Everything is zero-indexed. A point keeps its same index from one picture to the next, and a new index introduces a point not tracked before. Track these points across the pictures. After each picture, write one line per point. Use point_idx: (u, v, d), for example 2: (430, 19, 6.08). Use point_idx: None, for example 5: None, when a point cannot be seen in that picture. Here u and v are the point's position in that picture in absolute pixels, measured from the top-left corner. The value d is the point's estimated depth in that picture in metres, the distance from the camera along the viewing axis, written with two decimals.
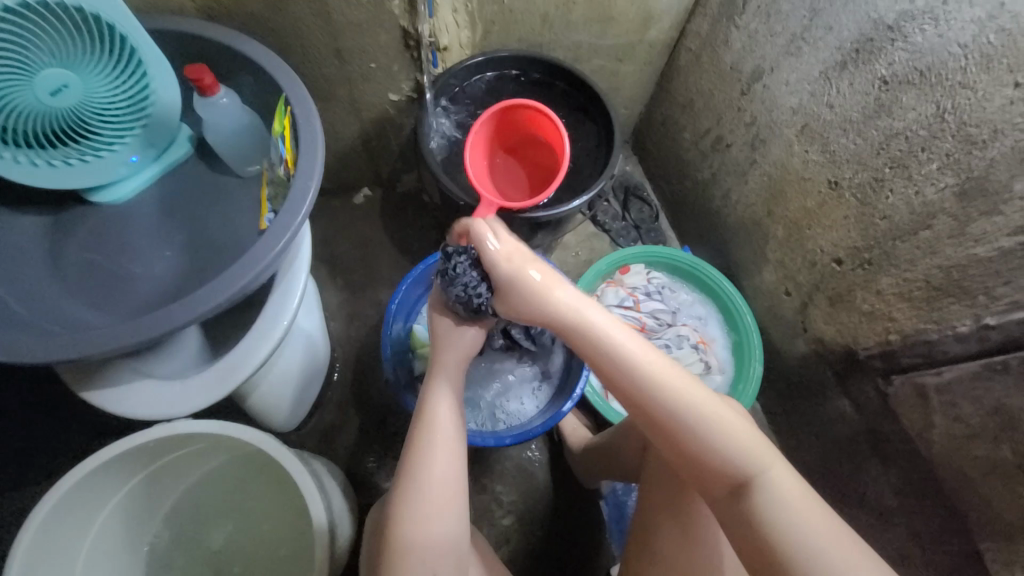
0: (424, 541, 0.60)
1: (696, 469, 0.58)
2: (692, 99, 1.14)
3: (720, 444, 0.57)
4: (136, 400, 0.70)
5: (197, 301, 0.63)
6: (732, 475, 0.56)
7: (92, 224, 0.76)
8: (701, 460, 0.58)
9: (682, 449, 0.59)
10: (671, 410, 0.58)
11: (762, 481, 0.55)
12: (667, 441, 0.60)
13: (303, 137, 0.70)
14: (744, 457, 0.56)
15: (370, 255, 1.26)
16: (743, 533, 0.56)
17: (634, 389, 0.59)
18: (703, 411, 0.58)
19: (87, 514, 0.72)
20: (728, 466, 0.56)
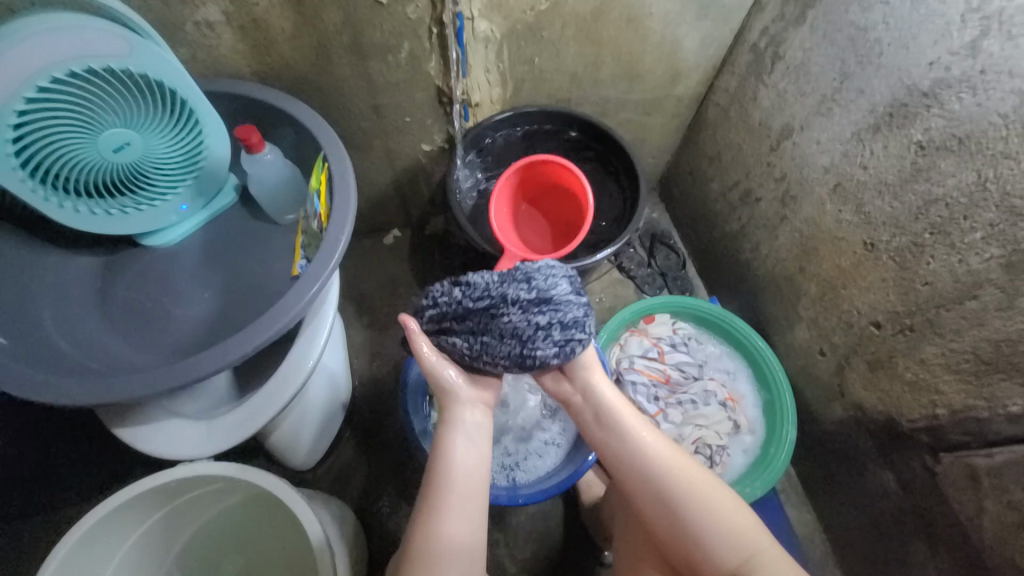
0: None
1: (692, 551, 0.62)
2: (719, 152, 1.14)
3: (719, 525, 0.62)
4: (163, 439, 0.73)
5: (225, 350, 0.66)
6: (734, 555, 0.61)
7: (139, 266, 0.81)
8: (701, 541, 0.62)
9: (682, 531, 0.63)
10: (676, 490, 0.64)
11: (760, 561, 0.60)
12: (666, 520, 0.64)
13: (338, 193, 0.74)
14: (742, 536, 0.62)
15: (397, 294, 1.29)
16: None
17: (642, 472, 0.65)
18: (706, 492, 0.64)
19: (107, 551, 0.73)
20: (731, 546, 0.61)
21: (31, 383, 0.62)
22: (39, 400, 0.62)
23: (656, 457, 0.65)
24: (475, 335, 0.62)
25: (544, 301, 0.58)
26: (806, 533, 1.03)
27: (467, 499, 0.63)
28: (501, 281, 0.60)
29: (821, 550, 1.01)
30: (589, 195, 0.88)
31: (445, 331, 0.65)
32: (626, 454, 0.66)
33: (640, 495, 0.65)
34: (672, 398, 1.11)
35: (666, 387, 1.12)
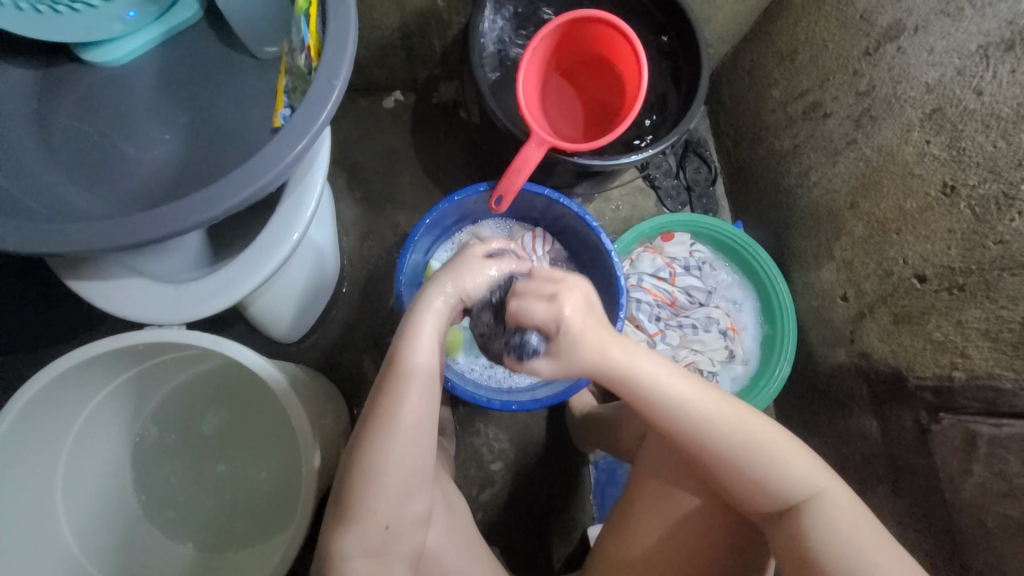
0: (420, 397, 0.58)
1: (747, 492, 0.62)
2: (795, 50, 0.95)
3: (783, 469, 0.61)
4: (124, 298, 0.64)
5: (190, 208, 0.54)
6: (787, 498, 0.61)
7: (82, 88, 0.65)
8: (763, 484, 0.61)
9: (742, 479, 0.61)
10: (743, 439, 0.61)
11: (817, 502, 0.60)
12: (725, 471, 0.62)
13: (332, 20, 0.57)
14: (803, 481, 0.60)
15: (393, 169, 1.15)
16: (792, 550, 0.60)
17: (699, 422, 0.61)
18: (775, 439, 0.62)
19: (81, 397, 0.70)
20: (790, 489, 0.60)
21: None
22: None
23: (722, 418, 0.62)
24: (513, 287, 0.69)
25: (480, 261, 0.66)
26: None
27: (429, 391, 0.59)
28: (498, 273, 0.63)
29: None
30: (642, 70, 0.71)
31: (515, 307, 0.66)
32: (686, 408, 0.61)
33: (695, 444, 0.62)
34: (673, 320, 1.07)
35: (669, 309, 1.07)
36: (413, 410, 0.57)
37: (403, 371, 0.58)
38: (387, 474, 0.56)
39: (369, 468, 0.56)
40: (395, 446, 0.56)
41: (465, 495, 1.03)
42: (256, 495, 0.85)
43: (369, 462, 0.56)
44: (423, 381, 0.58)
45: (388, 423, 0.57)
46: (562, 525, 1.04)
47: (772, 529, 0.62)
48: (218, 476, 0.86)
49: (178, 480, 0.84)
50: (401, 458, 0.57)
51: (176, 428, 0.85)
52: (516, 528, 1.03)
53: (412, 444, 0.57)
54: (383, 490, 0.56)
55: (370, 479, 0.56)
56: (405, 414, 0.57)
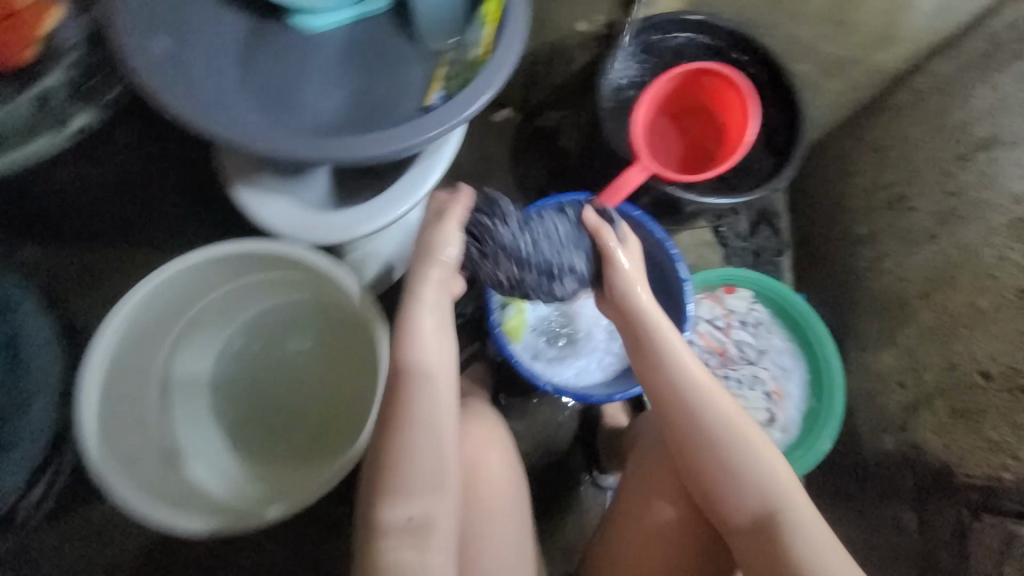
0: (434, 396, 0.64)
1: (719, 488, 0.65)
2: (886, 144, 1.02)
3: (762, 474, 0.64)
4: (271, 211, 0.75)
5: (361, 147, 0.66)
6: (761, 504, 0.63)
7: (283, 40, 0.78)
8: (739, 484, 0.64)
9: (723, 474, 0.65)
10: (724, 434, 0.66)
11: (788, 513, 0.62)
12: (711, 462, 0.66)
13: (508, 28, 0.69)
14: (779, 488, 0.64)
15: (488, 174, 1.26)
16: (760, 554, 0.62)
17: (683, 404, 0.68)
18: (758, 443, 0.66)
19: (202, 286, 0.81)
20: (762, 493, 0.63)
21: (184, 109, 0.64)
22: (189, 127, 0.64)
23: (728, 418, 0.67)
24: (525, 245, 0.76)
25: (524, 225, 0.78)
26: None
27: (444, 385, 0.66)
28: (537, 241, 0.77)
29: None
30: (753, 125, 0.79)
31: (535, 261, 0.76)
32: (704, 398, 0.68)
33: (676, 425, 0.68)
34: (720, 370, 1.09)
35: (718, 358, 1.09)
36: (427, 403, 0.64)
37: (410, 372, 0.65)
38: (417, 457, 0.61)
39: (401, 442, 0.62)
40: (413, 429, 0.62)
41: None
42: (303, 433, 0.90)
43: (398, 441, 0.62)
44: (430, 351, 0.67)
45: (410, 409, 0.63)
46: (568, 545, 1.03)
47: (742, 537, 0.64)
48: (277, 401, 0.91)
49: (245, 395, 0.90)
50: (426, 438, 0.62)
51: (256, 349, 0.92)
52: None
53: (428, 431, 0.63)
54: (412, 471, 0.61)
55: (399, 456, 0.61)
56: (419, 396, 0.64)
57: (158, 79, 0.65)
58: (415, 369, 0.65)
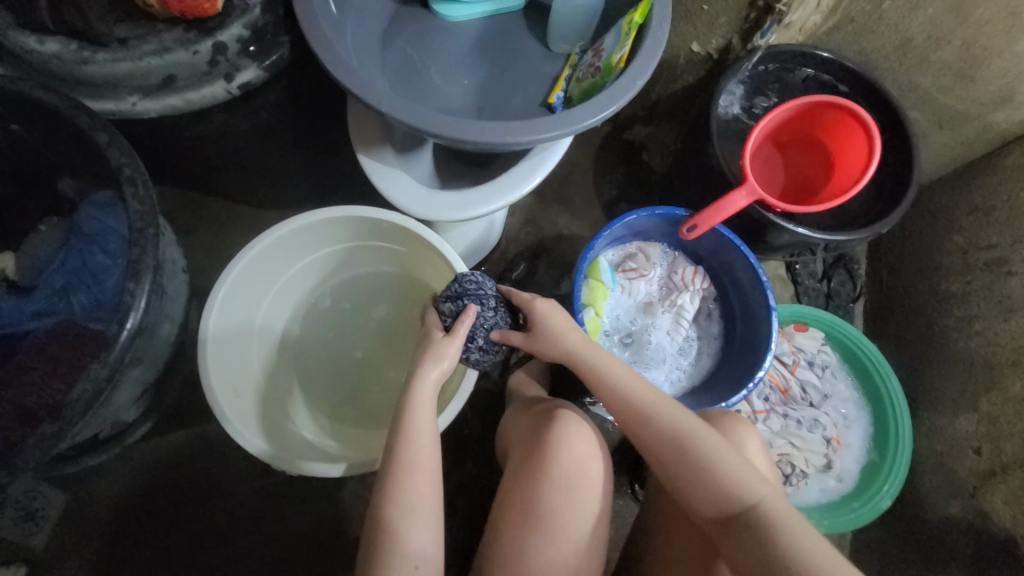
0: (425, 418, 0.65)
1: (693, 493, 0.65)
2: (989, 205, 1.00)
3: (731, 475, 0.64)
4: (390, 183, 0.79)
5: (503, 131, 0.68)
6: (722, 504, 0.63)
7: (422, 25, 0.82)
8: (706, 485, 0.64)
9: (681, 478, 0.66)
10: (682, 437, 0.67)
11: (762, 512, 0.61)
12: (677, 471, 0.66)
13: (650, 36, 0.71)
14: (748, 489, 0.63)
15: (569, 179, 1.28)
16: (744, 555, 0.60)
17: (639, 420, 0.70)
18: (689, 428, 0.67)
19: (309, 244, 0.85)
20: (731, 493, 0.63)
21: (345, 70, 0.66)
22: (346, 88, 0.66)
23: (649, 407, 0.70)
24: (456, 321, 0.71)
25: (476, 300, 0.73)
26: None
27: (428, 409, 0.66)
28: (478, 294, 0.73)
29: None
30: (873, 163, 0.78)
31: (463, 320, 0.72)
32: (625, 395, 0.71)
33: (638, 437, 0.70)
34: (779, 407, 1.07)
35: (780, 395, 1.08)
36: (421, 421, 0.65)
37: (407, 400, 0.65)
38: (424, 463, 0.63)
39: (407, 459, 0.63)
40: (418, 446, 0.64)
41: None
42: (374, 400, 0.92)
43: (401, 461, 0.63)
44: (429, 396, 0.66)
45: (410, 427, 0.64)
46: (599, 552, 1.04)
47: (724, 542, 0.62)
48: (353, 362, 0.95)
49: (323, 354, 0.94)
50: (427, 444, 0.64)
51: (340, 311, 0.96)
52: None
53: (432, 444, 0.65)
54: (421, 477, 0.63)
55: (401, 460, 0.63)
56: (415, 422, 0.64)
57: (318, 28, 0.67)
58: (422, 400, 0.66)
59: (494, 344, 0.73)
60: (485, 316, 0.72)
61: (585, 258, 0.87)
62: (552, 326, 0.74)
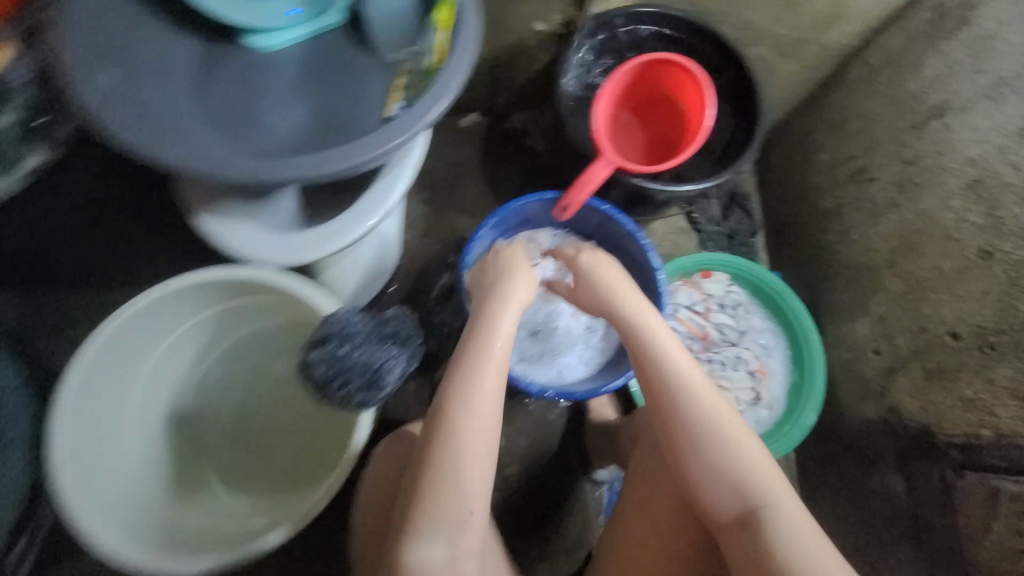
0: (478, 419, 0.65)
1: (708, 488, 0.65)
2: (843, 120, 1.04)
3: (745, 473, 0.64)
4: (233, 238, 0.74)
5: (326, 159, 0.65)
6: (739, 496, 0.64)
7: (238, 63, 0.77)
8: (727, 479, 0.64)
9: (700, 468, 0.66)
10: (722, 433, 0.66)
11: (771, 510, 0.62)
12: (703, 460, 0.66)
13: (459, 34, 0.70)
14: (762, 487, 0.63)
15: (460, 180, 1.26)
16: (741, 551, 0.62)
17: (671, 400, 0.68)
18: (727, 424, 0.66)
19: (168, 320, 0.80)
20: (747, 490, 0.63)
21: (140, 137, 0.63)
22: (149, 158, 0.63)
23: (685, 389, 0.68)
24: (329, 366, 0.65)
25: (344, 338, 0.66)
26: None
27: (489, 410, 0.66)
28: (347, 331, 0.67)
29: None
30: (709, 114, 0.80)
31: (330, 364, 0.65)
32: (675, 373, 0.69)
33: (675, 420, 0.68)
34: (703, 353, 1.11)
35: (701, 342, 1.12)
36: (479, 424, 0.64)
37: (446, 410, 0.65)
38: (466, 445, 0.63)
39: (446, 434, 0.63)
40: (468, 424, 0.64)
41: None
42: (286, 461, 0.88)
43: (445, 439, 0.63)
44: (494, 392, 0.67)
45: (464, 406, 0.65)
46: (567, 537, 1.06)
47: (726, 533, 0.64)
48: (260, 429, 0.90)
49: (225, 428, 0.90)
50: (483, 418, 0.65)
51: (234, 378, 0.91)
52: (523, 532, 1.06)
53: (485, 424, 0.65)
54: (472, 457, 0.63)
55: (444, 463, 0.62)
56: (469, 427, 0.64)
57: (106, 106, 0.64)
58: (479, 385, 0.66)
59: (371, 385, 0.65)
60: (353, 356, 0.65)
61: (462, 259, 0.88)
62: (637, 315, 0.72)
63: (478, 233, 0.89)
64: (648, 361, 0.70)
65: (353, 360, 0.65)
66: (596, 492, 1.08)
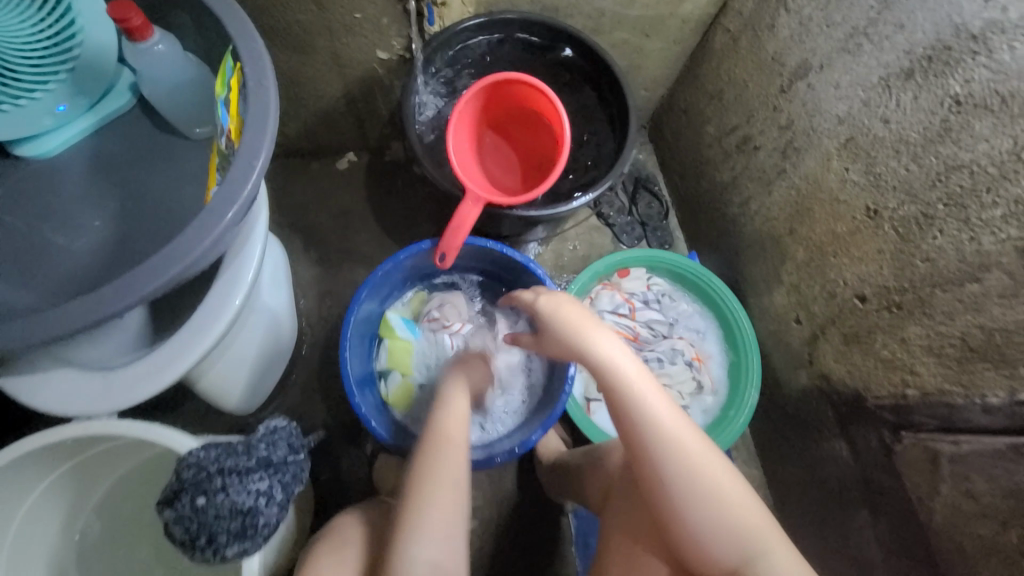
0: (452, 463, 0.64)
1: (701, 547, 0.58)
2: (720, 90, 1.00)
3: (741, 527, 0.58)
4: (53, 393, 0.62)
5: (105, 298, 0.52)
6: (732, 550, 0.57)
7: (11, 182, 0.64)
8: (715, 535, 0.57)
9: (691, 525, 0.58)
10: (711, 480, 0.59)
11: (766, 563, 0.56)
12: (696, 518, 0.58)
13: (250, 102, 0.57)
14: (754, 535, 0.57)
15: (349, 229, 1.14)
16: None
17: (657, 452, 0.60)
18: (712, 470, 0.60)
19: (9, 498, 0.67)
20: (741, 544, 0.57)
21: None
22: None
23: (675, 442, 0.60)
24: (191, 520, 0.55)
25: (200, 485, 0.55)
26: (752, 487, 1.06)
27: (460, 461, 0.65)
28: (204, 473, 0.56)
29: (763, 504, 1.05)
30: (567, 127, 0.75)
31: (190, 517, 0.55)
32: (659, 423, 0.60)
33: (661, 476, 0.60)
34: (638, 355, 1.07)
35: (634, 344, 1.06)
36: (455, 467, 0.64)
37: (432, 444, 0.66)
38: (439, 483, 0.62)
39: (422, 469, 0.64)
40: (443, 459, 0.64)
41: None
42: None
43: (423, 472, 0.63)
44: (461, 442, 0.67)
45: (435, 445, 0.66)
46: None
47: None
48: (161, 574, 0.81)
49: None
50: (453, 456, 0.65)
51: (126, 518, 0.82)
52: None
53: (458, 461, 0.65)
54: (445, 490, 0.62)
55: (413, 512, 0.61)
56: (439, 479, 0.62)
57: None
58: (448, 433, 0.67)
59: (244, 527, 0.56)
60: (213, 504, 0.55)
61: (344, 346, 0.81)
62: (601, 356, 0.62)
63: (360, 297, 0.82)
64: (621, 404, 0.61)
65: (217, 508, 0.55)
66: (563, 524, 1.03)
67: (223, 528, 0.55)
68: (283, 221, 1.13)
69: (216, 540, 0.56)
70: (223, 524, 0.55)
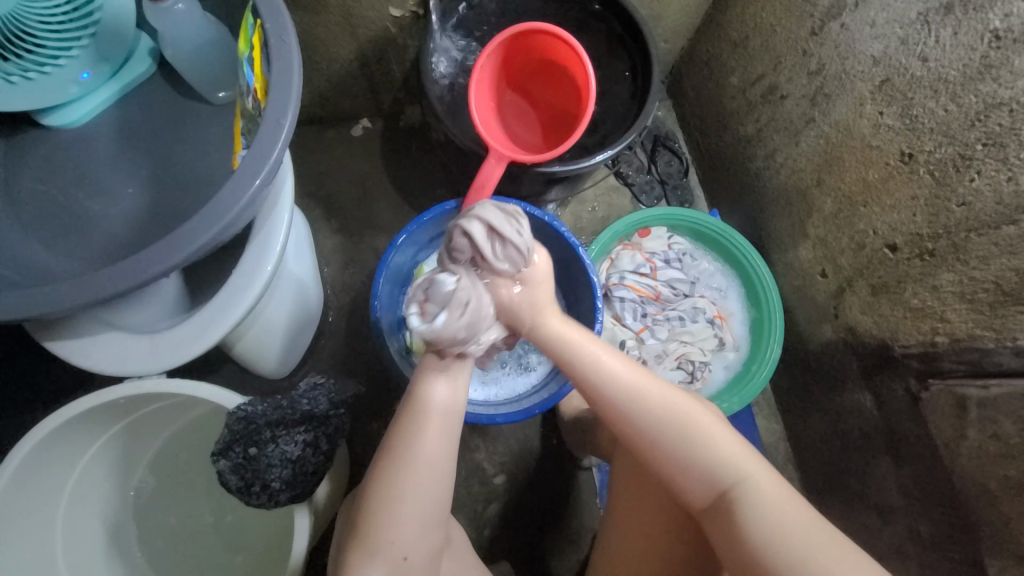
0: (437, 443, 0.58)
1: (676, 480, 0.59)
2: (746, 37, 0.96)
3: (708, 460, 0.58)
4: (102, 355, 0.65)
5: (149, 259, 0.53)
6: (713, 485, 0.58)
7: (42, 152, 0.65)
8: (683, 468, 0.59)
9: (663, 462, 0.59)
10: (657, 417, 0.59)
11: (748, 489, 0.56)
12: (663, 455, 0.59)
13: (275, 60, 0.56)
14: (726, 466, 0.58)
15: (366, 195, 1.14)
16: (721, 539, 0.57)
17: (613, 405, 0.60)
18: (669, 403, 0.60)
19: (71, 453, 0.72)
20: (711, 475, 0.58)
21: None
22: None
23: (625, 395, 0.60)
24: (248, 466, 0.63)
25: (252, 435, 0.63)
26: (772, 441, 1.07)
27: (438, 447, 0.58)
28: (256, 423, 0.64)
29: (783, 457, 1.07)
30: (590, 79, 0.74)
31: (249, 462, 0.63)
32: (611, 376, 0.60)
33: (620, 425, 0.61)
34: (660, 315, 1.06)
35: (655, 304, 1.06)
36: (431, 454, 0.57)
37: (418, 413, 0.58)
38: (411, 486, 0.57)
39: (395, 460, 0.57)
40: (417, 464, 0.57)
41: (471, 512, 1.03)
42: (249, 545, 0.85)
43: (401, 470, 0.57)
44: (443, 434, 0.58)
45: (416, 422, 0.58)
46: (568, 530, 1.04)
47: (705, 521, 0.59)
48: (209, 524, 0.87)
49: (178, 529, 0.86)
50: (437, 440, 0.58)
51: (175, 474, 0.87)
52: (523, 539, 1.03)
53: (431, 479, 0.57)
54: (414, 492, 0.57)
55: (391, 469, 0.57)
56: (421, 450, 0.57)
57: None
58: (435, 413, 0.58)
59: (297, 473, 0.64)
60: (267, 453, 0.63)
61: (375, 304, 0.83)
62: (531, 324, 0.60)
63: (395, 243, 0.85)
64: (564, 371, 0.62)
65: (270, 455, 0.63)
66: (587, 478, 1.06)
67: (277, 472, 0.63)
68: (301, 190, 1.13)
69: (274, 483, 0.63)
70: (279, 469, 0.63)
